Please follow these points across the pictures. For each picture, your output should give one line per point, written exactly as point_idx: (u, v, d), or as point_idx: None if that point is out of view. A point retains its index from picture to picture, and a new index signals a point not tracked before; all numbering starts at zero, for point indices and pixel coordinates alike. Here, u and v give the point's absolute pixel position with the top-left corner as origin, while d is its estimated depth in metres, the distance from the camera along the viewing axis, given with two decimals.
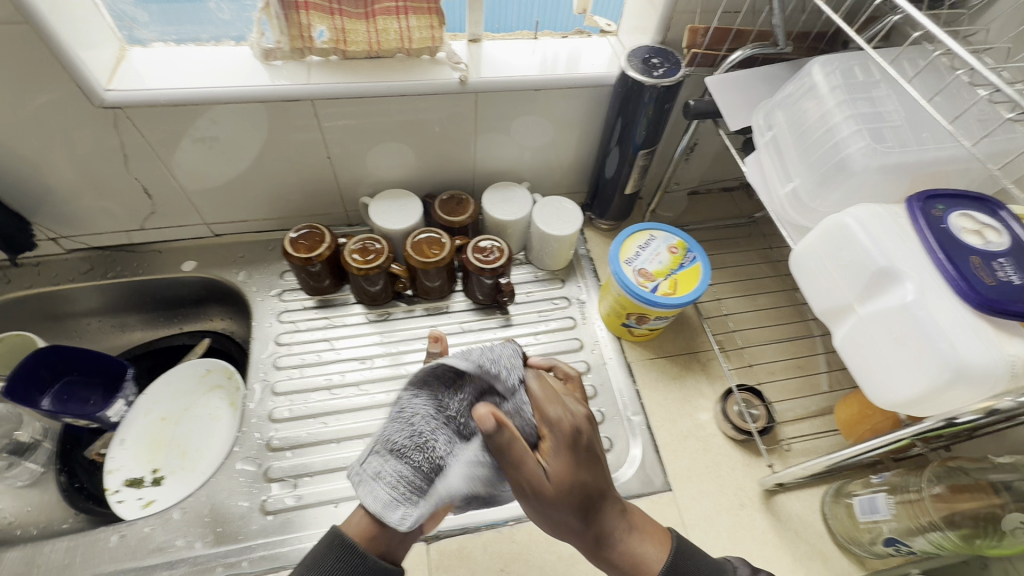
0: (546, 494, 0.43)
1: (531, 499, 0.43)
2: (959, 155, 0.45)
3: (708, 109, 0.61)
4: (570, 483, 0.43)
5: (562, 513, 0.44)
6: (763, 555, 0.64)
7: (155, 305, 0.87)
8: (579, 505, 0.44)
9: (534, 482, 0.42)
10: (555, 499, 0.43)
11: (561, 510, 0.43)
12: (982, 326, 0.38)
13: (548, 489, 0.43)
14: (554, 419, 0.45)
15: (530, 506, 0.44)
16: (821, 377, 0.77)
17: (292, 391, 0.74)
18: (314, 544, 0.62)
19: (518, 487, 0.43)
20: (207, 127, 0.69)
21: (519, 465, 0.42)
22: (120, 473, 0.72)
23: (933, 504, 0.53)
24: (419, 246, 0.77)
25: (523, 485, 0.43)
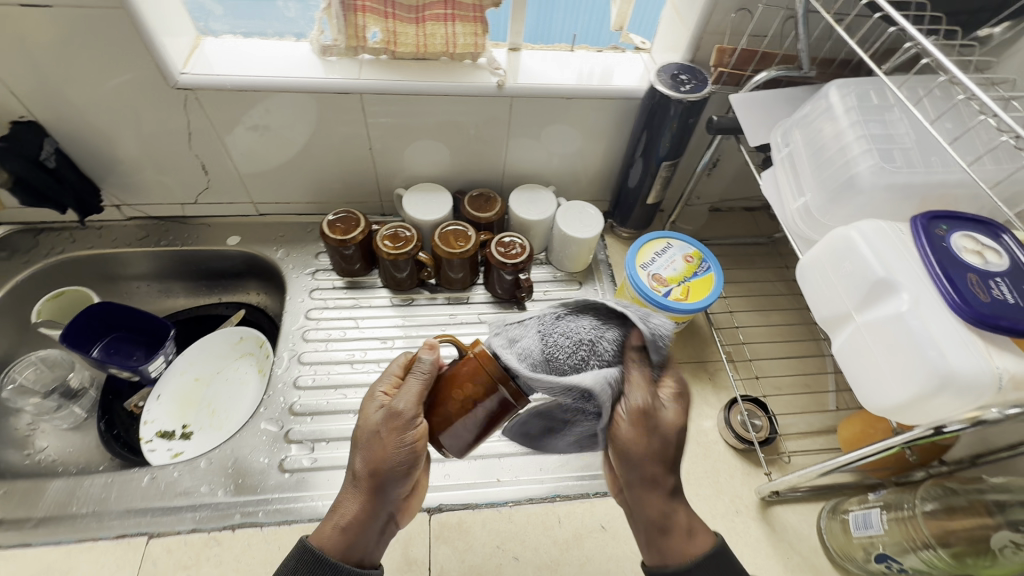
0: (643, 437, 0.45)
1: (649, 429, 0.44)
2: (967, 178, 0.47)
3: (730, 126, 0.65)
4: (671, 431, 0.45)
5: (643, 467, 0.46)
6: (755, 562, 0.66)
7: (199, 274, 0.94)
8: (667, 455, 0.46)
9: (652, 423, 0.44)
10: (658, 434, 0.45)
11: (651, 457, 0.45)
12: (973, 339, 0.40)
13: (659, 426, 0.45)
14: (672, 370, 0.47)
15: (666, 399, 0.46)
16: (828, 397, 0.78)
17: (316, 362, 0.78)
18: (324, 503, 0.66)
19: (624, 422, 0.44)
20: (261, 116, 0.75)
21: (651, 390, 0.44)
22: (154, 425, 0.79)
23: (925, 522, 0.54)
24: (446, 237, 0.82)
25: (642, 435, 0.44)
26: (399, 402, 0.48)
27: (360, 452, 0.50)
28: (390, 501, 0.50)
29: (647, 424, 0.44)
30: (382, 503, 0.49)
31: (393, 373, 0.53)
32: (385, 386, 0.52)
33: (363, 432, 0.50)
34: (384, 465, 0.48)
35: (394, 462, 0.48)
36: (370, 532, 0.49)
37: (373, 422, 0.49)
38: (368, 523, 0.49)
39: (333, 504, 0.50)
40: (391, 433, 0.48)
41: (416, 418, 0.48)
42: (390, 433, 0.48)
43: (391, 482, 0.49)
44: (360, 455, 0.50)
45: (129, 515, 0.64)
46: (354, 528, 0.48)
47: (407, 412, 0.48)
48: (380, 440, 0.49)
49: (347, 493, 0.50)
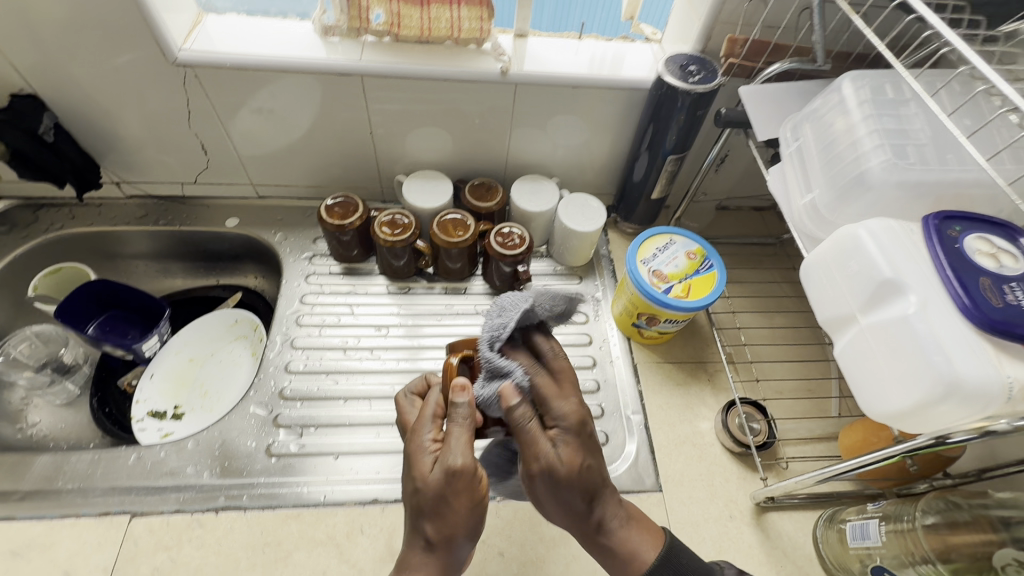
0: (562, 474, 0.45)
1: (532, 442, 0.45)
2: (984, 178, 0.45)
3: (738, 119, 0.63)
4: (577, 468, 0.45)
5: (567, 498, 0.46)
6: (747, 569, 0.64)
7: (197, 255, 0.93)
8: (592, 481, 0.46)
9: (548, 461, 0.45)
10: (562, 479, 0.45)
11: (568, 494, 0.46)
12: (982, 345, 0.38)
13: (541, 450, 0.45)
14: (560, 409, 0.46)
15: (559, 442, 0.46)
16: (830, 403, 0.76)
17: (309, 347, 0.77)
18: (309, 490, 0.65)
19: (534, 466, 0.45)
20: (265, 100, 0.75)
21: (552, 396, 0.47)
22: (146, 405, 0.78)
23: (925, 535, 0.52)
24: (445, 225, 0.81)
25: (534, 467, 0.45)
26: (454, 461, 0.44)
27: (426, 521, 0.44)
28: (461, 561, 0.46)
29: (532, 446, 0.45)
30: (456, 562, 0.45)
31: (434, 420, 0.47)
32: (431, 435, 0.47)
33: (423, 498, 0.44)
34: (456, 530, 0.44)
35: (463, 524, 0.44)
36: None
37: (431, 488, 0.44)
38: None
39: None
40: (463, 491, 0.44)
41: (478, 470, 0.45)
42: (465, 491, 0.44)
43: (462, 542, 0.45)
44: (425, 523, 0.44)
45: (114, 493, 0.63)
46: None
47: (469, 469, 0.44)
48: (447, 503, 0.44)
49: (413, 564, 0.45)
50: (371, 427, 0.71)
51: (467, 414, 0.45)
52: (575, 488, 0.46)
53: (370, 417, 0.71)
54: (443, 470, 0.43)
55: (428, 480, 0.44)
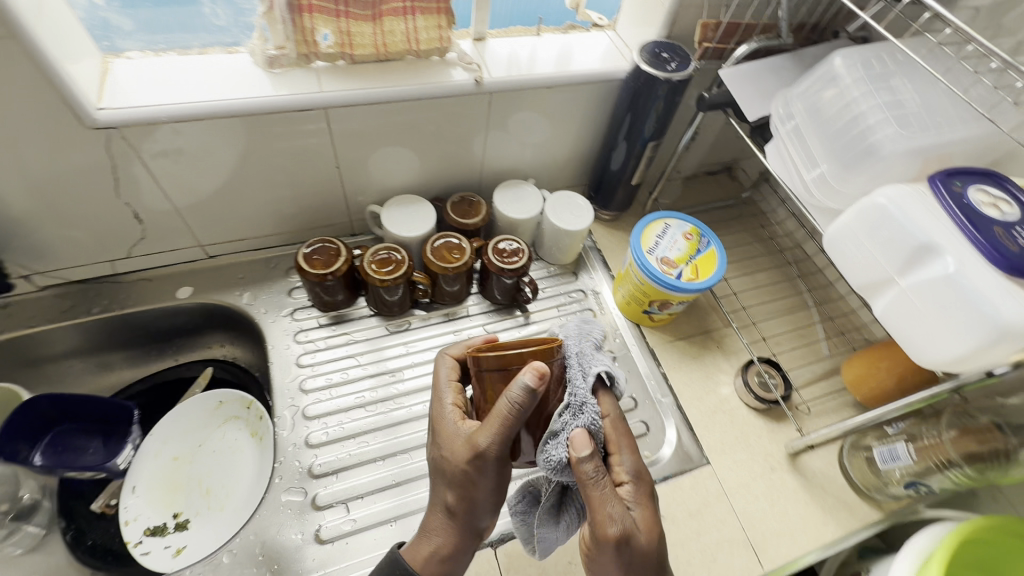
0: (635, 541, 0.42)
1: (602, 504, 0.41)
2: (969, 136, 0.50)
3: (720, 100, 0.66)
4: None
5: None
6: (798, 511, 0.70)
7: (147, 337, 0.80)
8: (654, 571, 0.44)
9: (621, 527, 0.41)
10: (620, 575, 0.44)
11: None
12: (1016, 288, 0.43)
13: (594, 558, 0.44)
14: (611, 523, 0.41)
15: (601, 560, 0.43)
16: (821, 344, 0.83)
17: (325, 413, 0.70)
18: (377, 567, 0.60)
19: (608, 533, 0.41)
20: (169, 138, 0.62)
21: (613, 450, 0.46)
22: (139, 523, 0.68)
23: (952, 445, 0.60)
24: (439, 251, 0.76)
25: (612, 530, 0.41)
26: (479, 444, 0.43)
27: (447, 487, 0.47)
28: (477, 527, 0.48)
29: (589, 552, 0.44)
30: (471, 531, 0.48)
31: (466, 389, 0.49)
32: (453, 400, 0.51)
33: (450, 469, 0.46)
34: (475, 499, 0.46)
35: (482, 493, 0.46)
36: (461, 553, 0.48)
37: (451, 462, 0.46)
38: (459, 545, 0.48)
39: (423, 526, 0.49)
40: (482, 474, 0.44)
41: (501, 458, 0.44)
42: (484, 475, 0.44)
43: (480, 510, 0.47)
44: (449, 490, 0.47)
45: None
46: (450, 557, 0.48)
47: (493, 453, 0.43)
48: (467, 476, 0.45)
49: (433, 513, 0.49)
50: (419, 481, 0.67)
51: (523, 396, 0.41)
52: (639, 562, 0.42)
53: (414, 471, 0.67)
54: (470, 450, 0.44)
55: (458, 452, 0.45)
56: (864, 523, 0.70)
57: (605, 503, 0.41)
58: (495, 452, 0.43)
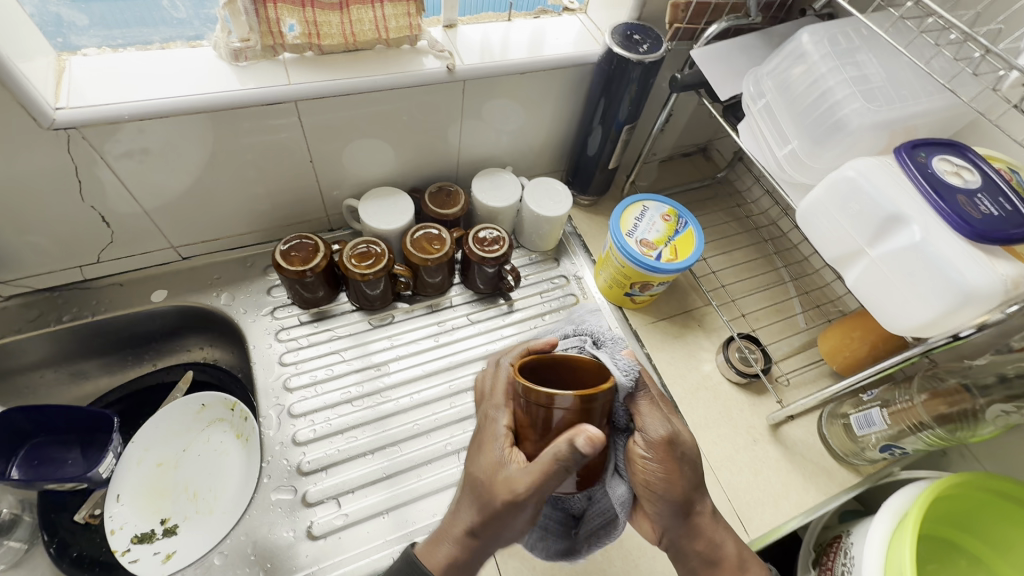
0: (678, 443, 0.48)
1: (650, 412, 0.48)
2: (932, 108, 0.52)
3: (694, 82, 0.67)
4: (678, 485, 0.48)
5: (670, 513, 0.48)
6: (780, 480, 0.73)
7: (122, 343, 0.78)
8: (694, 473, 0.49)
9: (667, 430, 0.47)
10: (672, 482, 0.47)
11: (671, 510, 0.48)
12: (978, 254, 0.45)
13: (650, 474, 0.47)
14: (656, 424, 0.47)
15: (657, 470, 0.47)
16: (798, 317, 0.86)
17: (311, 411, 0.70)
18: (372, 559, 0.60)
19: (659, 435, 0.47)
20: (131, 137, 0.59)
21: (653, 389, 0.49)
22: (125, 531, 0.67)
23: (924, 408, 0.63)
24: (419, 243, 0.76)
25: (660, 431, 0.47)
26: (518, 491, 0.40)
27: (473, 513, 0.43)
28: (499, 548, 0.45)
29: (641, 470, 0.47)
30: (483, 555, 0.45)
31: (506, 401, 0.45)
32: (506, 422, 0.44)
33: (483, 496, 0.42)
34: (502, 529, 0.43)
35: (509, 526, 0.42)
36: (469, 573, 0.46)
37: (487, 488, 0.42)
38: (476, 559, 0.44)
39: (443, 527, 0.46)
40: (516, 514, 0.41)
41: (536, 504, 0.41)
42: (516, 514, 0.41)
43: (500, 540, 0.44)
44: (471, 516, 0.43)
45: None
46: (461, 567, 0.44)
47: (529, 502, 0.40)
48: (498, 512, 0.42)
49: (455, 520, 0.45)
50: (410, 472, 0.67)
51: (575, 454, 0.38)
52: (685, 459, 0.49)
53: (405, 462, 0.68)
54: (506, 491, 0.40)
55: (493, 479, 0.42)
56: (842, 487, 0.73)
57: (651, 409, 0.48)
58: (535, 494, 0.40)
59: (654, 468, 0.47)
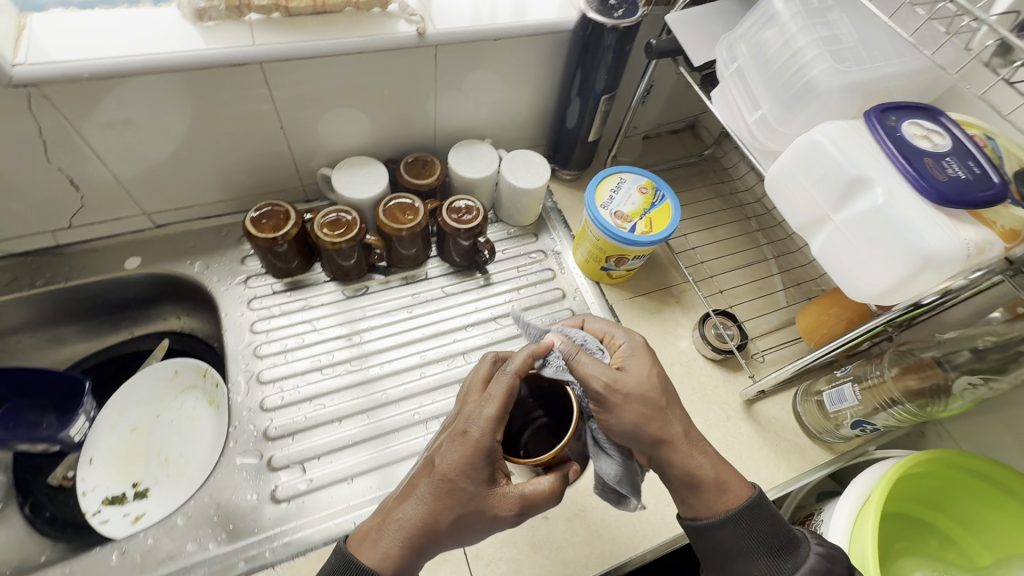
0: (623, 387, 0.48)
1: (587, 367, 0.48)
2: (905, 69, 0.50)
3: (670, 48, 0.64)
4: (639, 417, 0.48)
5: (638, 441, 0.49)
6: (751, 455, 0.72)
7: (98, 309, 0.79)
8: (654, 399, 0.49)
9: (604, 381, 0.48)
10: (632, 404, 0.49)
11: (640, 440, 0.49)
12: (941, 216, 0.43)
13: (609, 420, 0.49)
14: (594, 376, 0.48)
15: (615, 412, 0.48)
16: (779, 295, 0.84)
17: (280, 378, 0.70)
18: (335, 522, 0.61)
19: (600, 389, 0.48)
20: (114, 109, 0.61)
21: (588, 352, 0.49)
22: (97, 493, 0.68)
23: (894, 384, 0.62)
24: (392, 212, 0.75)
25: (598, 387, 0.48)
26: (507, 508, 0.45)
27: (446, 520, 0.44)
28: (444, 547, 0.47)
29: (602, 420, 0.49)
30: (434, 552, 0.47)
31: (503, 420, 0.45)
32: (496, 438, 0.45)
33: (471, 509, 0.44)
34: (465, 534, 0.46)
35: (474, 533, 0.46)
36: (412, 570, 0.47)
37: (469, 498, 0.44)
38: (422, 558, 0.46)
39: (390, 528, 0.45)
40: (496, 528, 0.46)
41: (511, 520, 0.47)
42: (494, 528, 0.46)
43: (459, 544, 0.47)
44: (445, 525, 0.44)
45: None
46: (405, 565, 0.45)
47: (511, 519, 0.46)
48: (479, 524, 0.45)
49: (405, 517, 0.45)
50: (377, 440, 0.67)
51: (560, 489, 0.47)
52: (638, 393, 0.49)
53: (372, 430, 0.68)
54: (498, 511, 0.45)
55: (482, 501, 0.45)
56: (814, 464, 0.72)
57: (588, 368, 0.48)
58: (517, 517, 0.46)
59: (609, 412, 0.49)
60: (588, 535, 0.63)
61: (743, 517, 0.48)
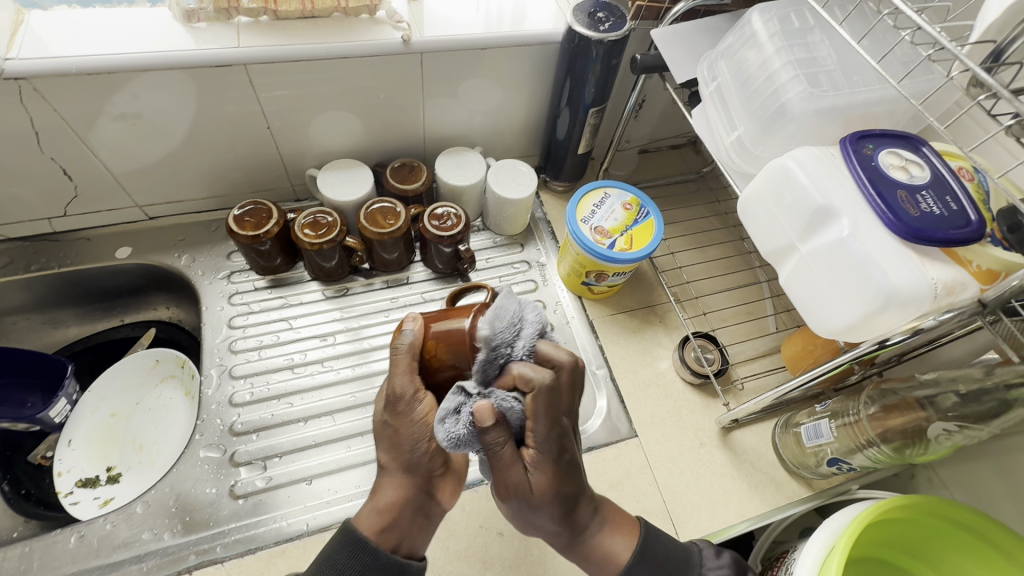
0: (533, 495, 0.43)
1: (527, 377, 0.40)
2: (886, 97, 0.48)
3: (655, 64, 0.63)
4: (549, 487, 0.43)
5: (537, 514, 0.44)
6: (723, 486, 0.69)
7: (91, 296, 0.82)
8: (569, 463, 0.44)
9: (517, 483, 0.42)
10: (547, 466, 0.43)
11: (539, 511, 0.44)
12: (908, 254, 0.41)
13: (514, 477, 0.42)
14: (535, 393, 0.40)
15: (532, 466, 0.43)
16: (768, 320, 0.82)
17: (251, 374, 0.71)
18: (289, 523, 0.61)
19: (503, 487, 0.43)
20: (126, 103, 0.63)
21: (542, 419, 0.41)
22: (72, 475, 0.69)
23: (870, 424, 0.59)
24: (373, 216, 0.75)
25: (505, 492, 0.43)
26: (394, 385, 0.44)
27: (380, 447, 0.46)
28: (425, 472, 0.46)
29: (509, 468, 0.42)
30: (415, 481, 0.46)
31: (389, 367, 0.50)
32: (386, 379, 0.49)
33: (383, 428, 0.46)
34: (405, 444, 0.45)
35: (409, 435, 0.45)
36: (407, 515, 0.45)
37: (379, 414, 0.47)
38: (400, 496, 0.45)
39: (369, 491, 0.46)
40: (405, 416, 0.45)
41: (420, 393, 0.45)
42: (408, 413, 0.44)
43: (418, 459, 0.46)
44: (379, 453, 0.47)
45: None
46: (391, 507, 0.45)
47: (405, 391, 0.44)
48: (394, 427, 0.45)
49: (375, 480, 0.47)
50: (340, 443, 0.67)
51: (411, 344, 0.44)
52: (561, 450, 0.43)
53: (337, 432, 0.68)
54: (388, 404, 0.45)
55: (382, 411, 0.46)
56: (789, 500, 0.69)
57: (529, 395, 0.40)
58: (407, 391, 0.44)
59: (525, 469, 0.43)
60: (542, 555, 0.62)
61: (634, 571, 0.46)
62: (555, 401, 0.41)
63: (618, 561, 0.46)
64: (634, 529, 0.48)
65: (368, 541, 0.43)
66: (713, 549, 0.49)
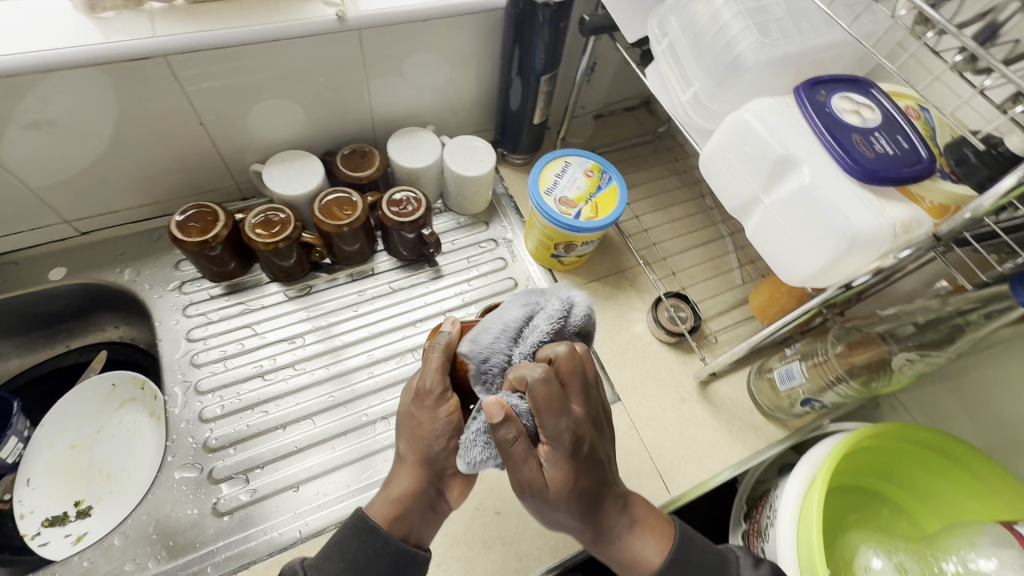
0: (551, 494, 0.43)
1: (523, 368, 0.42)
2: (834, 41, 0.48)
3: (604, 24, 0.61)
4: (569, 481, 0.43)
5: (559, 513, 0.45)
6: (706, 437, 0.72)
7: (27, 324, 0.75)
8: (593, 456, 0.45)
9: (533, 481, 0.43)
10: (563, 465, 0.43)
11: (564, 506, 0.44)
12: (868, 196, 0.42)
13: (528, 472, 0.42)
14: (536, 380, 0.41)
15: (549, 460, 0.43)
16: (734, 273, 0.83)
17: (219, 387, 0.68)
18: (280, 532, 0.59)
19: (519, 484, 0.43)
20: (36, 109, 0.57)
21: (547, 414, 0.42)
22: (36, 515, 0.65)
23: (837, 362, 0.61)
24: (329, 209, 0.71)
25: (521, 487, 0.43)
26: (423, 380, 0.47)
27: (403, 436, 0.49)
28: (439, 470, 0.47)
29: (522, 467, 0.42)
30: (428, 476, 0.47)
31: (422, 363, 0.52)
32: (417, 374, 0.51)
33: (406, 419, 0.48)
34: (424, 439, 0.46)
35: (427, 431, 0.46)
36: (416, 508, 0.47)
37: (406, 405, 0.49)
38: (413, 489, 0.46)
39: (384, 480, 0.48)
40: (427, 411, 0.46)
41: (448, 393, 0.46)
42: (430, 411, 0.46)
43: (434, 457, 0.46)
44: (401, 443, 0.48)
45: None
46: (404, 498, 0.46)
47: (434, 387, 0.46)
48: (416, 420, 0.47)
49: (394, 468, 0.49)
50: (323, 445, 0.66)
51: (446, 344, 0.47)
52: (583, 446, 0.44)
53: (319, 435, 0.66)
54: (414, 395, 0.47)
55: (410, 406, 0.48)
56: (769, 443, 0.72)
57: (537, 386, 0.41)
58: (433, 388, 0.46)
59: (543, 465, 0.43)
60: (540, 527, 0.62)
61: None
62: (555, 396, 0.42)
63: (649, 564, 0.47)
64: (666, 535, 0.49)
65: (378, 528, 0.45)
66: (750, 560, 0.49)
